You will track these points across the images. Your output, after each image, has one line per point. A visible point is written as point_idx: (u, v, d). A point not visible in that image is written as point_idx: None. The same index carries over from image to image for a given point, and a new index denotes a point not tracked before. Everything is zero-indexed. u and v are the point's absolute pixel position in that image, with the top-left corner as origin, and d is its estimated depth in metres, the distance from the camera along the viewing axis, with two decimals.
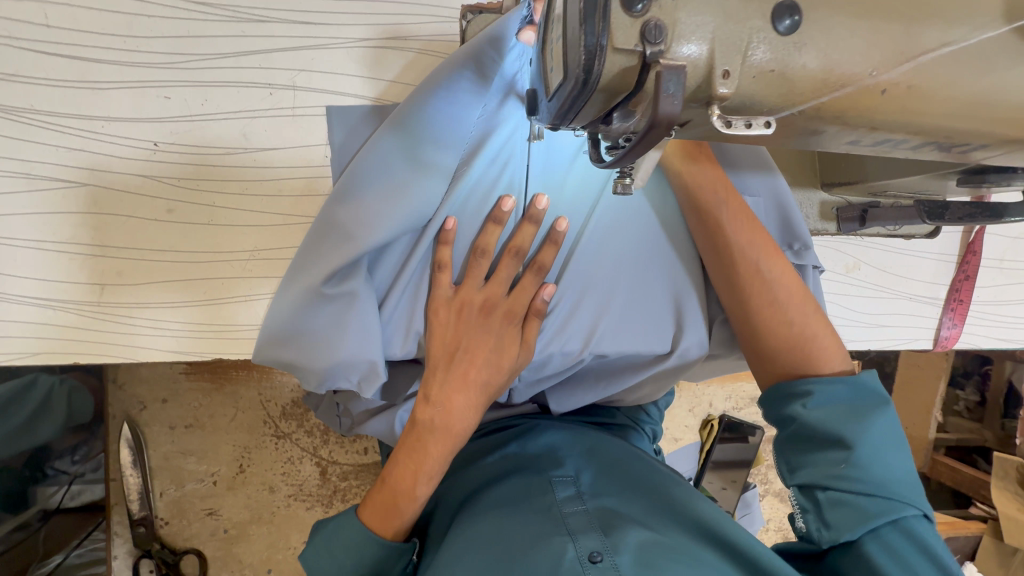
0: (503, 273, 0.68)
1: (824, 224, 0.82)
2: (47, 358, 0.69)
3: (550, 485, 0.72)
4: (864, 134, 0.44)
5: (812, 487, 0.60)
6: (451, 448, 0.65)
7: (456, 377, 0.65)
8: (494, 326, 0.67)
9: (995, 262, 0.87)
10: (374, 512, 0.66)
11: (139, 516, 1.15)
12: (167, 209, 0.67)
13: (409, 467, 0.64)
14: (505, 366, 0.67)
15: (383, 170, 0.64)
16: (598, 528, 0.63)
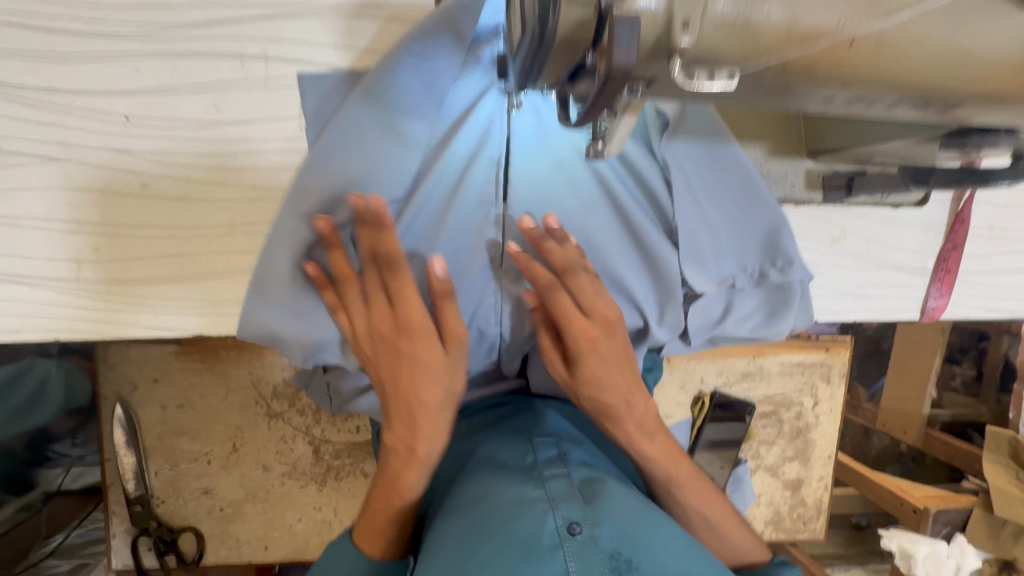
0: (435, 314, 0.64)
1: (810, 194, 0.81)
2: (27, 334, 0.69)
3: (534, 450, 0.74)
4: (837, 90, 0.43)
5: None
6: (422, 470, 0.66)
7: (400, 412, 0.64)
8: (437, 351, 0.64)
9: (983, 231, 0.86)
10: (365, 534, 0.67)
11: (135, 496, 1.17)
12: (142, 183, 0.67)
13: (379, 494, 0.66)
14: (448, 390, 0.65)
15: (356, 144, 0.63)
16: (579, 497, 0.65)
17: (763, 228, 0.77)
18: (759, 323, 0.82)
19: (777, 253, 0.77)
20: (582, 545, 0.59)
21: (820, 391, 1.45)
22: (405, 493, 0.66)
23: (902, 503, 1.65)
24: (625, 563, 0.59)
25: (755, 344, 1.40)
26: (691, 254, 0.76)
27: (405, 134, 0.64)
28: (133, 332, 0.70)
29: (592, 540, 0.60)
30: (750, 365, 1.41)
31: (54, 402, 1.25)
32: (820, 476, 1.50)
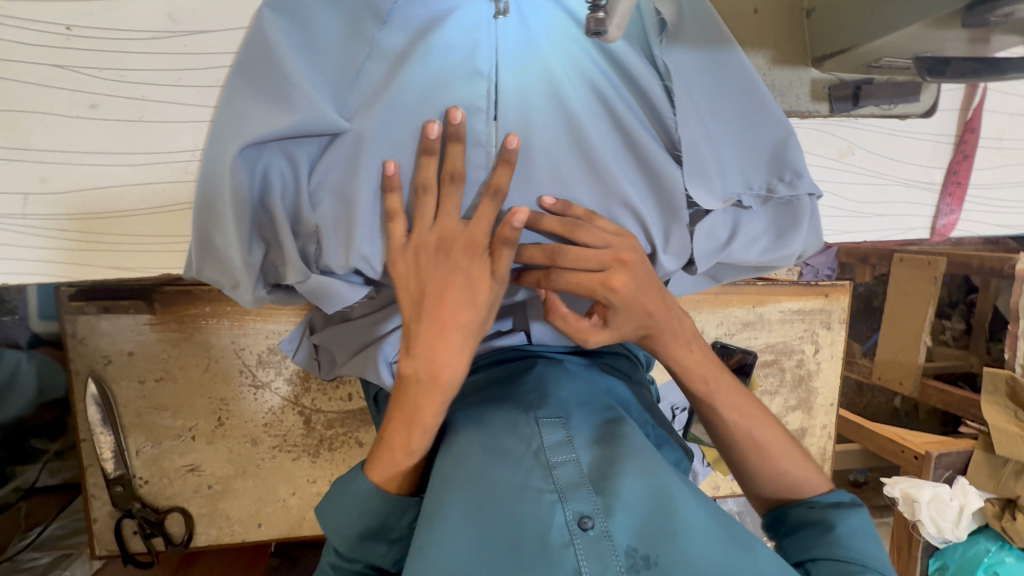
0: (450, 205, 0.64)
1: (816, 105, 0.76)
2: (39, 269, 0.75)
3: (538, 427, 0.72)
4: None
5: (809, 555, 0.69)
6: (443, 395, 0.64)
7: (433, 322, 0.64)
8: (457, 263, 0.64)
9: (993, 142, 0.82)
10: (380, 466, 0.67)
11: (116, 476, 1.11)
12: (90, 104, 0.69)
13: (413, 411, 0.65)
14: (479, 301, 0.66)
15: (324, 51, 0.60)
16: (590, 485, 0.66)
17: (769, 141, 0.73)
18: (769, 244, 0.78)
19: (784, 167, 0.73)
20: (595, 541, 0.61)
21: (821, 338, 1.43)
22: (424, 422, 0.65)
23: (903, 450, 1.65)
24: (643, 560, 0.61)
25: (754, 292, 1.37)
26: (696, 171, 0.70)
27: (363, 32, 0.62)
28: None
29: (605, 536, 0.62)
30: (750, 314, 1.38)
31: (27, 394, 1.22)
32: (823, 424, 1.49)
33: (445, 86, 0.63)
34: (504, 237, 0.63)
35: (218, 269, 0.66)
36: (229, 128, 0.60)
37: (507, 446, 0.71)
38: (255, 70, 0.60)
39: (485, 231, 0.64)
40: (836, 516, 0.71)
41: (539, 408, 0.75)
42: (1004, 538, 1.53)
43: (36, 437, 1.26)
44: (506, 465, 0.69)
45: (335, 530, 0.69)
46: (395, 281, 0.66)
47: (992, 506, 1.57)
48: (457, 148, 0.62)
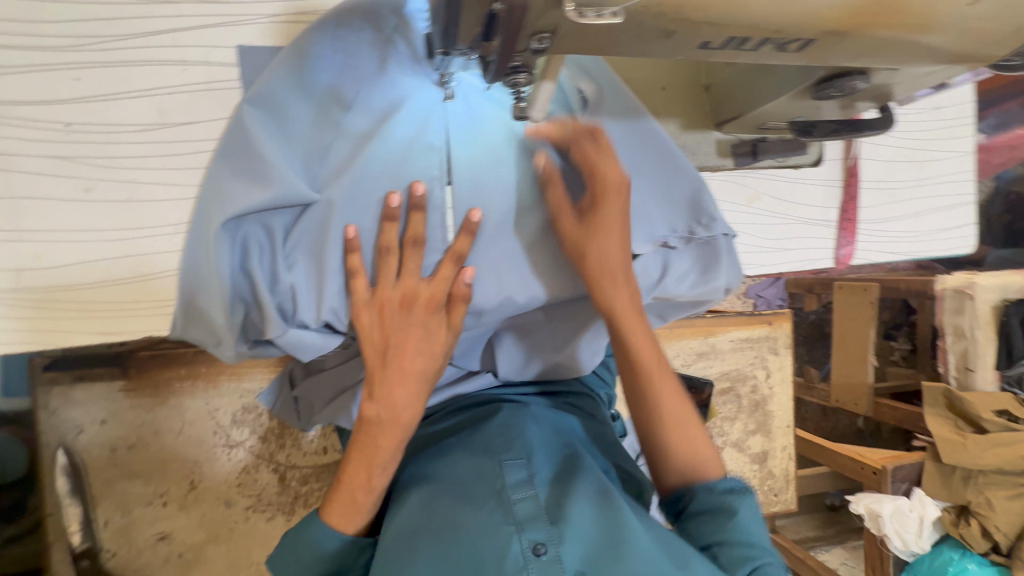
0: (411, 265, 0.73)
1: (721, 160, 0.91)
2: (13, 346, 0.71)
3: (501, 471, 0.77)
4: (711, 33, 0.51)
5: (708, 542, 0.74)
6: (402, 434, 0.73)
7: (394, 372, 0.72)
8: (417, 318, 0.72)
9: (873, 184, 0.98)
10: (337, 510, 0.74)
11: (81, 549, 1.09)
12: (87, 187, 0.69)
13: (371, 453, 0.72)
14: (437, 351, 0.74)
15: (296, 133, 0.70)
16: (546, 518, 0.72)
17: (687, 191, 0.84)
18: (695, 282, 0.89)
19: (701, 212, 0.84)
20: (546, 566, 0.67)
21: (771, 363, 1.54)
22: (382, 462, 0.72)
23: (863, 466, 1.73)
24: None
25: (705, 324, 1.48)
26: (627, 217, 0.82)
27: (330, 119, 0.72)
28: (80, 338, 0.72)
29: (557, 561, 0.67)
30: (704, 344, 1.48)
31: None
32: (782, 446, 1.57)
33: (403, 161, 0.74)
34: (459, 293, 0.74)
35: (200, 327, 0.72)
36: (214, 202, 0.69)
37: (473, 488, 0.76)
38: (237, 152, 0.69)
39: (444, 288, 0.73)
40: (732, 498, 0.74)
41: (503, 451, 0.81)
42: (963, 545, 1.60)
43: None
44: (471, 503, 0.74)
45: (287, 573, 0.75)
46: (359, 333, 0.73)
47: (948, 514, 1.65)
48: (418, 216, 0.72)
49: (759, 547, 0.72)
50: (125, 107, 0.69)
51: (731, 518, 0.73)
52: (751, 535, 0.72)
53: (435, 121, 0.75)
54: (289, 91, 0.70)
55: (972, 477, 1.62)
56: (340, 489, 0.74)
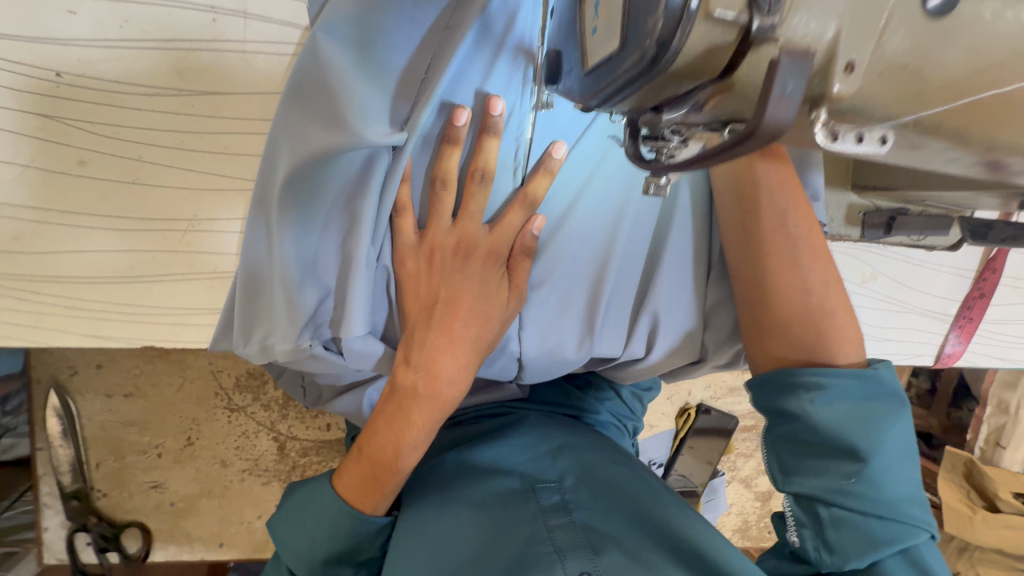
0: (473, 206, 0.56)
1: (848, 230, 0.75)
2: None
3: (534, 494, 0.69)
4: (974, 156, 0.34)
5: (813, 501, 0.58)
6: (442, 411, 0.60)
7: (440, 334, 0.57)
8: (474, 270, 0.58)
9: (1012, 281, 0.82)
10: (352, 486, 0.63)
11: (72, 489, 1.05)
12: (80, 160, 0.53)
13: (402, 426, 0.59)
14: (493, 315, 0.59)
15: (379, 58, 0.50)
16: (588, 546, 0.62)
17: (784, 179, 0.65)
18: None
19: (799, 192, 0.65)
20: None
21: None
22: (408, 439, 0.60)
23: None
24: None
25: None
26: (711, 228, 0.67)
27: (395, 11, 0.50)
28: (62, 338, 0.59)
29: None
30: (738, 379, 1.38)
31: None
32: None
33: (476, 72, 0.53)
34: (524, 246, 0.59)
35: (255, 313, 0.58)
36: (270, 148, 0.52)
37: (502, 510, 0.67)
38: (305, 93, 0.51)
39: (508, 237, 0.58)
40: (865, 447, 0.55)
41: (537, 474, 0.73)
42: None
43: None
44: (503, 516, 0.66)
45: (294, 551, 0.65)
46: (403, 285, 0.58)
47: None
48: (490, 142, 0.54)
49: (888, 517, 0.55)
50: (136, 61, 0.52)
51: (853, 475, 0.55)
52: (881, 499, 0.55)
53: (498, 82, 0.54)
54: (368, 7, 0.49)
55: (968, 549, 1.59)
56: (360, 461, 0.63)
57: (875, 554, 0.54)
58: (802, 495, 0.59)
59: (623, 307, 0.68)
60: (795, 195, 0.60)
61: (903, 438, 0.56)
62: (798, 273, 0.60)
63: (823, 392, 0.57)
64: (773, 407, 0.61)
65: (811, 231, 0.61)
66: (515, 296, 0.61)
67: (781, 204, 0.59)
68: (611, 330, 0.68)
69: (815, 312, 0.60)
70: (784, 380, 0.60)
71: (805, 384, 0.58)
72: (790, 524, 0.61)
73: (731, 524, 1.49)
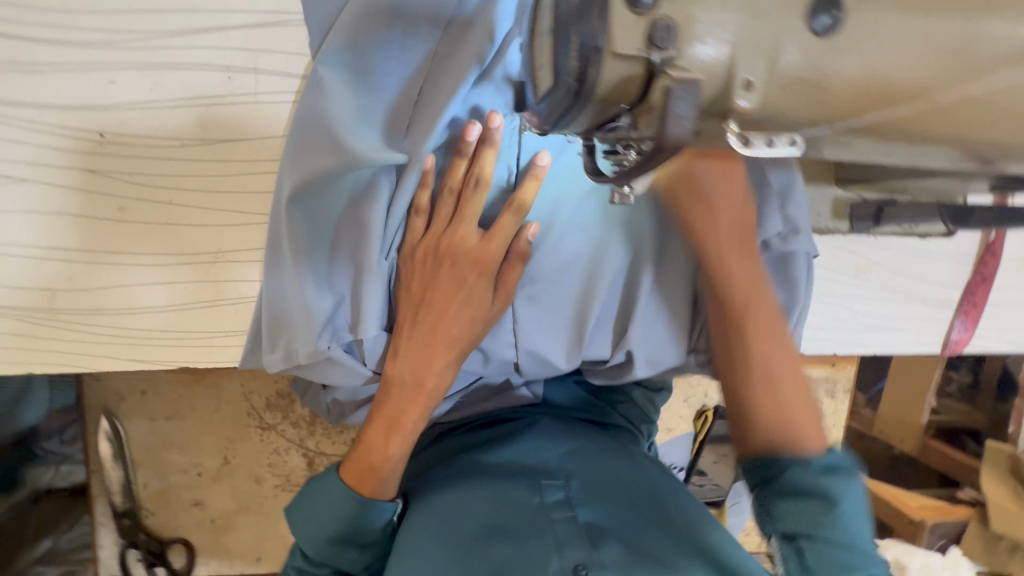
0: (470, 212, 0.59)
1: (836, 223, 0.77)
2: (40, 368, 0.65)
3: (539, 489, 0.73)
4: (902, 149, 0.37)
5: (793, 540, 0.56)
6: (428, 401, 0.65)
7: (422, 333, 0.62)
8: (464, 274, 0.60)
9: (1015, 264, 0.81)
10: (355, 474, 0.68)
11: (123, 508, 1.13)
12: (121, 207, 0.61)
13: (406, 414, 0.65)
14: (479, 320, 0.63)
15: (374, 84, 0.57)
16: (586, 539, 0.66)
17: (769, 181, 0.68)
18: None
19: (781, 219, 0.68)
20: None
21: (825, 407, 1.43)
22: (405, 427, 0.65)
23: (899, 514, 1.62)
24: None
25: None
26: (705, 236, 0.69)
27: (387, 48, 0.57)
28: (109, 364, 0.66)
29: None
30: None
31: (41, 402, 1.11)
32: None
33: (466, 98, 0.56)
34: (521, 252, 0.61)
35: (279, 324, 0.63)
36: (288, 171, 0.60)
37: (509, 499, 0.72)
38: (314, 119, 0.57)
39: (499, 245, 0.60)
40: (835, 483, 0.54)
41: (546, 471, 0.77)
42: None
43: (47, 440, 1.13)
44: (508, 508, 0.71)
45: (306, 534, 0.69)
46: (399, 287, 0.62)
47: None
48: (488, 154, 0.56)
49: (863, 548, 0.54)
50: (165, 118, 0.59)
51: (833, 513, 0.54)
52: (856, 530, 0.54)
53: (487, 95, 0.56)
54: (362, 44, 0.56)
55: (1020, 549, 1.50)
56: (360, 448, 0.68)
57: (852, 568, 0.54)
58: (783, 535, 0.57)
59: (608, 317, 0.71)
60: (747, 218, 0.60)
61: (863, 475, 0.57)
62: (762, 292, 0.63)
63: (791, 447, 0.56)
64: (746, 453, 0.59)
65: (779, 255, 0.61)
66: (503, 299, 0.64)
67: (732, 220, 0.60)
68: (599, 331, 0.71)
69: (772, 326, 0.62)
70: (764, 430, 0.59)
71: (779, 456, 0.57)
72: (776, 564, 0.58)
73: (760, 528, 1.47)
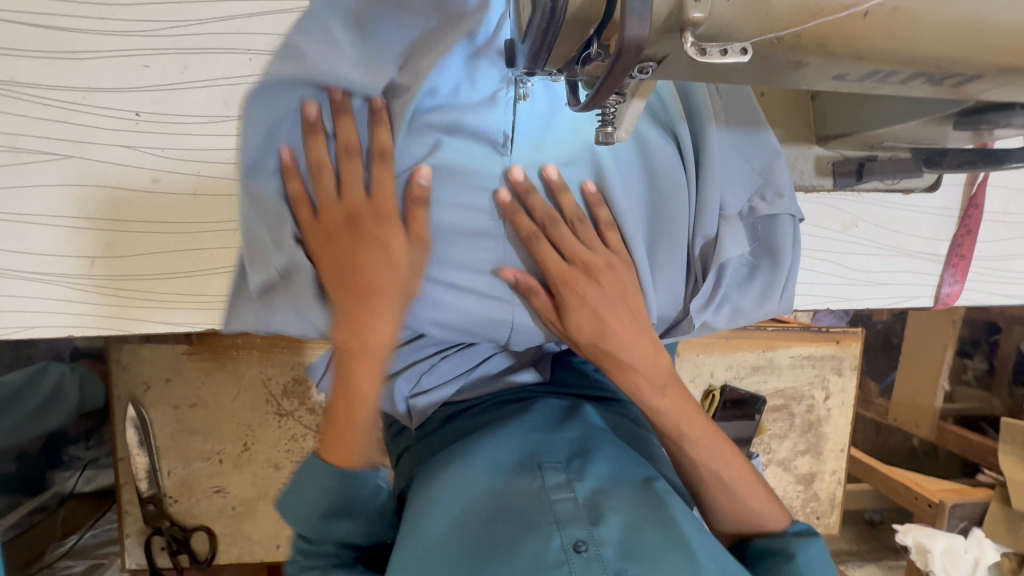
0: (356, 169, 0.59)
1: (820, 180, 0.80)
2: (78, 333, 0.70)
3: (540, 471, 0.74)
4: (849, 66, 0.42)
5: None
6: (374, 363, 0.65)
7: (355, 300, 0.62)
8: (372, 226, 0.59)
9: (997, 217, 0.85)
10: (332, 445, 0.67)
11: (148, 494, 1.19)
12: (154, 178, 0.67)
13: (355, 370, 0.65)
14: (397, 260, 0.61)
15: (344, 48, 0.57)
16: (586, 516, 0.68)
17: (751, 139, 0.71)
18: (761, 291, 0.75)
19: (767, 185, 0.72)
20: (586, 564, 0.63)
21: (833, 384, 1.43)
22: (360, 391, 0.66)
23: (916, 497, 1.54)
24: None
25: (765, 337, 1.38)
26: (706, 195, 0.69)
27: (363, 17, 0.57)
28: (142, 327, 0.72)
29: (597, 559, 0.64)
30: (761, 358, 1.39)
31: (68, 404, 1.20)
32: (832, 470, 1.48)
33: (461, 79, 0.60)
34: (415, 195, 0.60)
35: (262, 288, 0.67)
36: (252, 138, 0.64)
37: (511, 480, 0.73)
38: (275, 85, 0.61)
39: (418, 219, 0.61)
40: None
41: (544, 451, 0.77)
42: None
43: (74, 445, 1.25)
44: (509, 488, 0.72)
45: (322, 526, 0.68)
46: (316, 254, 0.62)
47: (1009, 561, 1.47)
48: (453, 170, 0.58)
49: None
50: (194, 97, 0.66)
51: None
52: None
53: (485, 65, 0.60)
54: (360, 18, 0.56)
55: None
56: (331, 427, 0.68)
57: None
58: None
59: None
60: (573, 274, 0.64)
61: None
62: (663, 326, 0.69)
63: None
64: None
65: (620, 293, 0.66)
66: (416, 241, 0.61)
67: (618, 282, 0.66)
68: None
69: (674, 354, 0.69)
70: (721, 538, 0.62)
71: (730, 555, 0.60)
72: None
73: None
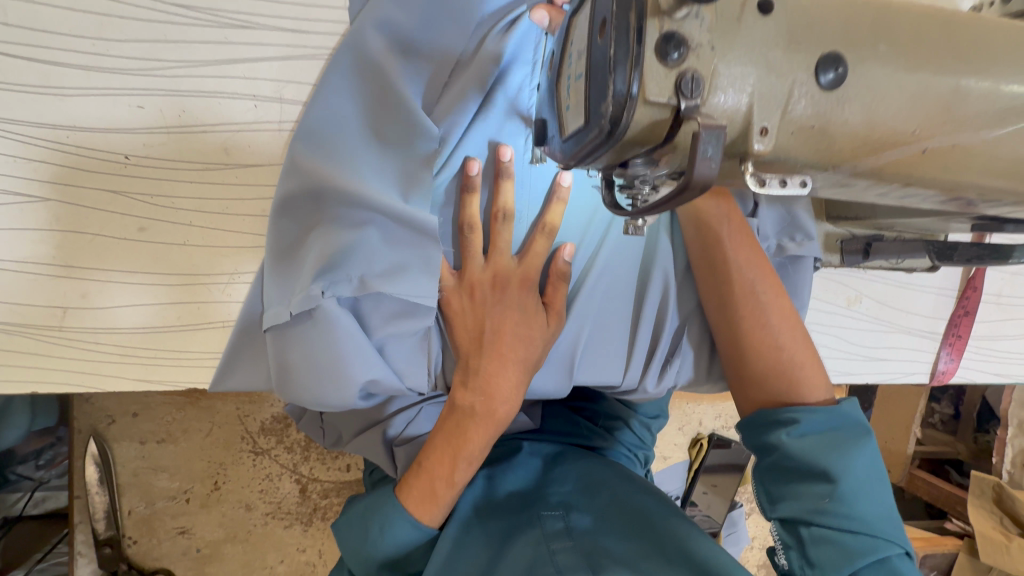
0: (502, 242, 0.61)
1: (828, 257, 0.79)
2: (42, 386, 0.64)
3: (539, 521, 0.70)
4: (895, 189, 0.39)
5: (795, 522, 0.59)
6: (495, 430, 0.64)
7: (492, 359, 0.62)
8: (512, 299, 0.62)
9: (993, 298, 0.86)
10: (414, 497, 0.66)
11: (106, 536, 1.09)
12: (139, 227, 0.62)
13: (465, 432, 0.63)
14: (535, 337, 0.63)
15: (380, 89, 0.59)
16: (586, 568, 0.62)
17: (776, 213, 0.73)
18: None
19: (796, 228, 0.73)
20: None
21: None
22: (470, 451, 0.63)
23: None
24: None
25: None
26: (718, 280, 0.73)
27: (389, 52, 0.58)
28: (118, 383, 0.66)
29: None
30: None
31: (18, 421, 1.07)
32: None
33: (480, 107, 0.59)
34: (558, 271, 0.65)
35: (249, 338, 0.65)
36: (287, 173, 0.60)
37: (510, 542, 0.68)
38: (313, 112, 0.60)
39: (539, 265, 0.63)
40: (834, 468, 0.57)
41: (540, 505, 0.74)
42: None
43: (20, 465, 1.11)
44: (508, 547, 0.67)
45: (351, 549, 0.69)
46: (450, 321, 0.64)
47: None
48: (506, 185, 0.59)
49: (862, 530, 0.55)
50: (191, 144, 0.61)
51: (828, 496, 0.56)
52: (857, 516, 0.55)
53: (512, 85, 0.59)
54: (388, 53, 0.58)
55: None
56: (420, 476, 0.66)
57: (854, 568, 0.54)
58: (786, 518, 0.60)
59: (608, 354, 0.73)
60: (737, 231, 0.66)
61: (870, 467, 0.58)
62: (769, 331, 0.66)
63: (797, 426, 0.60)
64: (758, 444, 0.64)
65: (777, 291, 0.67)
66: (554, 320, 0.65)
67: (749, 275, 0.66)
68: (606, 362, 0.73)
69: (790, 388, 0.64)
70: (766, 418, 0.64)
71: (783, 418, 0.62)
72: (779, 549, 0.60)
73: (756, 559, 1.45)
